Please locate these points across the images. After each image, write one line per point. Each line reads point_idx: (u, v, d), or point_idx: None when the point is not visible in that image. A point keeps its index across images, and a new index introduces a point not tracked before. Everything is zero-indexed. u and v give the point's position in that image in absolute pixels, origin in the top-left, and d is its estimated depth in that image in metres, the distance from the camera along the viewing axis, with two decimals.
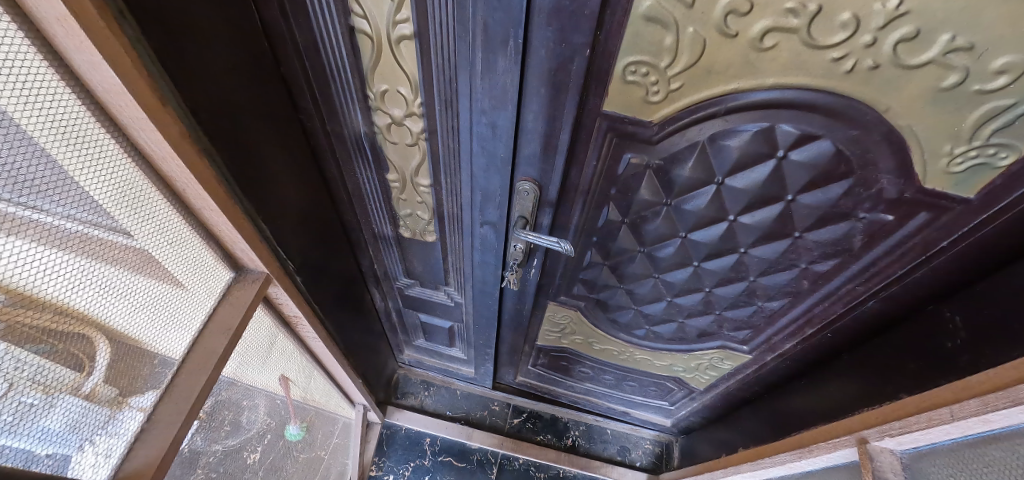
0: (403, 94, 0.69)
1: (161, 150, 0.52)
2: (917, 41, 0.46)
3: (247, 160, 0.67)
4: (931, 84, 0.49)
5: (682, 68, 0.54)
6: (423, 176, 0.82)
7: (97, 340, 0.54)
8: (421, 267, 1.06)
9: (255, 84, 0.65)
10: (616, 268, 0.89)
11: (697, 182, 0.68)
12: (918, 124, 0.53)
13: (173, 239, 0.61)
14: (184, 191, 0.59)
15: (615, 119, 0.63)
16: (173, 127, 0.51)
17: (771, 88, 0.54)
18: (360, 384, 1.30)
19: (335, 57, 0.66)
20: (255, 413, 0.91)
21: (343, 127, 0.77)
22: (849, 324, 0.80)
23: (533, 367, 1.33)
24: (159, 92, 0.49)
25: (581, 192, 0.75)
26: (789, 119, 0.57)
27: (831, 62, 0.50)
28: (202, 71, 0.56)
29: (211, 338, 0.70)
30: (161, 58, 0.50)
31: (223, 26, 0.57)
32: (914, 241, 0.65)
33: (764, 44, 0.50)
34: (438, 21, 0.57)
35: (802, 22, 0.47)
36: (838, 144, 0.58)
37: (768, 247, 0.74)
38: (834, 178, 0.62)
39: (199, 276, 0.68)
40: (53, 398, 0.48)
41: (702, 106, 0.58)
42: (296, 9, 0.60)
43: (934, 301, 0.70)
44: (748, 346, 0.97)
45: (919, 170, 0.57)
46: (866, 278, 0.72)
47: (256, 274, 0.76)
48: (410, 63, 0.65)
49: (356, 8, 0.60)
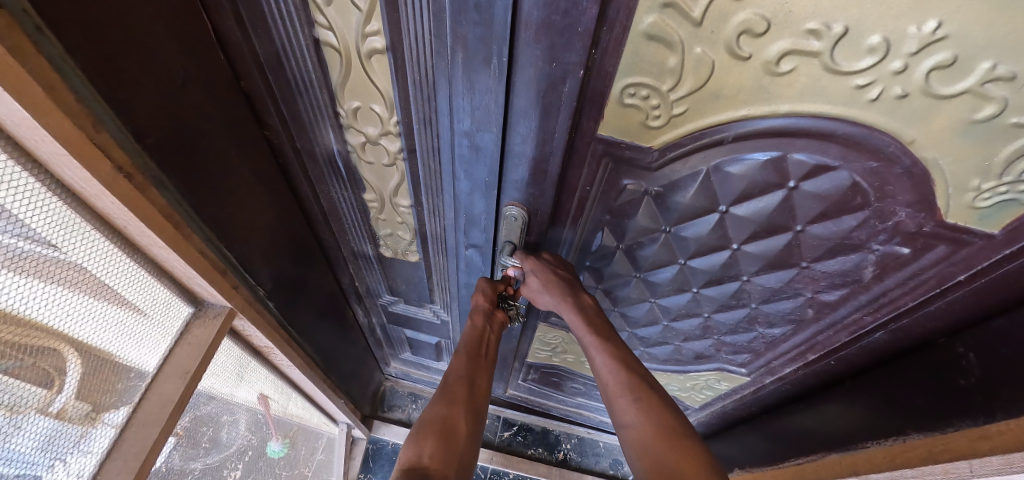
0: (377, 112, 0.63)
1: (93, 188, 0.46)
2: (952, 69, 0.41)
3: (205, 184, 0.60)
4: (963, 115, 0.44)
5: (687, 92, 0.49)
6: (402, 196, 0.76)
7: (64, 352, 0.51)
8: (405, 286, 1.00)
9: (213, 100, 0.58)
10: (610, 291, 0.84)
11: (700, 209, 0.62)
12: (945, 157, 0.48)
13: (115, 280, 0.55)
14: (126, 228, 0.52)
15: (611, 143, 0.56)
16: (105, 162, 0.44)
17: (785, 116, 0.48)
18: (343, 404, 1.25)
19: (301, 71, 0.59)
20: (235, 429, 0.87)
21: (314, 145, 0.70)
22: (854, 353, 0.76)
23: (523, 382, 1.28)
24: (91, 118, 0.42)
25: (573, 216, 0.69)
26: (803, 148, 0.51)
27: (853, 89, 0.45)
28: (145, 88, 0.49)
29: (167, 383, 0.63)
30: (93, 73, 0.43)
31: (170, 38, 0.50)
32: (928, 275, 0.60)
33: (781, 68, 0.44)
34: (413, 33, 0.50)
35: (824, 45, 0.42)
36: (856, 176, 0.52)
37: (773, 275, 0.69)
38: (848, 210, 0.56)
39: (152, 315, 0.62)
40: (18, 419, 0.47)
41: (706, 133, 0.52)
42: (254, 16, 0.53)
43: (946, 335, 0.66)
44: (746, 369, 0.93)
45: (941, 204, 0.52)
46: (874, 309, 0.68)
47: (218, 308, 0.70)
48: (383, 80, 0.58)
49: (320, 18, 0.53)
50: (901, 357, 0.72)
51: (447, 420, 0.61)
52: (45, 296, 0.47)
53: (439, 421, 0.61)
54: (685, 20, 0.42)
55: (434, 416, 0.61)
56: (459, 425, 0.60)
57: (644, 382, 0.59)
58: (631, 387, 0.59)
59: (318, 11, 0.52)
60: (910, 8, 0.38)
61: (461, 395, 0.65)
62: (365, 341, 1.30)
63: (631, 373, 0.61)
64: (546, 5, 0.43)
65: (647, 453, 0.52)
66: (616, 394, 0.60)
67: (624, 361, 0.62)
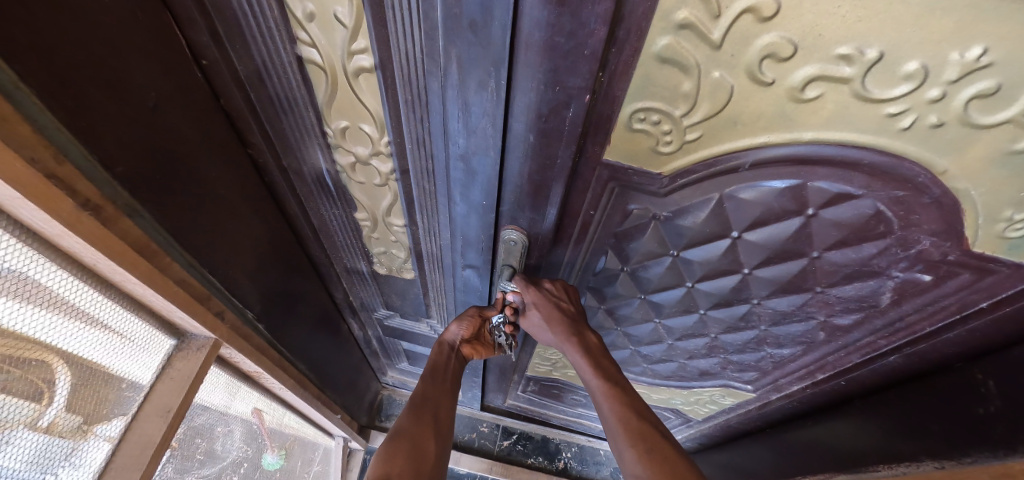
0: (367, 132, 0.59)
1: (54, 228, 0.41)
2: (995, 98, 0.37)
3: (183, 210, 0.55)
4: (1002, 145, 0.41)
5: (702, 118, 0.45)
6: (396, 216, 0.73)
7: (55, 364, 0.50)
8: (400, 301, 0.97)
9: (192, 119, 0.54)
10: (612, 311, 0.81)
11: (711, 234, 0.59)
12: (979, 188, 0.45)
13: (91, 313, 0.52)
14: (97, 265, 0.48)
15: (617, 169, 0.53)
16: (67, 201, 0.40)
17: (809, 143, 0.45)
18: (339, 417, 1.22)
19: (285, 87, 0.55)
20: (230, 440, 0.84)
21: (301, 164, 0.66)
22: (865, 375, 0.74)
23: (522, 394, 1.25)
24: (53, 149, 0.38)
25: (576, 239, 0.66)
26: (825, 176, 0.48)
27: (885, 117, 0.41)
28: (112, 113, 0.44)
29: (146, 422, 0.60)
30: (53, 102, 0.38)
31: (141, 54, 0.46)
32: (949, 302, 0.58)
33: (806, 94, 0.41)
34: (404, 52, 0.46)
35: (856, 71, 0.38)
36: (879, 205, 0.49)
37: (785, 299, 0.66)
38: (869, 238, 0.53)
39: (132, 348, 0.59)
40: (7, 434, 0.45)
41: (721, 160, 0.49)
42: (230, 30, 0.49)
43: (962, 360, 0.64)
44: (752, 386, 0.91)
45: (970, 234, 0.49)
46: (889, 333, 0.66)
47: (202, 340, 0.66)
48: (372, 99, 0.54)
49: (303, 34, 0.48)
50: (915, 381, 0.70)
51: (417, 436, 0.60)
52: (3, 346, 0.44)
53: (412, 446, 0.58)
54: (702, 43, 0.38)
55: (406, 437, 0.59)
56: (427, 443, 0.60)
57: (650, 428, 0.58)
58: (639, 434, 0.57)
59: (300, 27, 0.48)
60: (954, 33, 0.34)
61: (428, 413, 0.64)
62: (361, 352, 1.27)
63: (638, 417, 0.59)
64: (550, 26, 0.39)
65: None
66: (623, 440, 0.57)
67: (630, 405, 0.61)
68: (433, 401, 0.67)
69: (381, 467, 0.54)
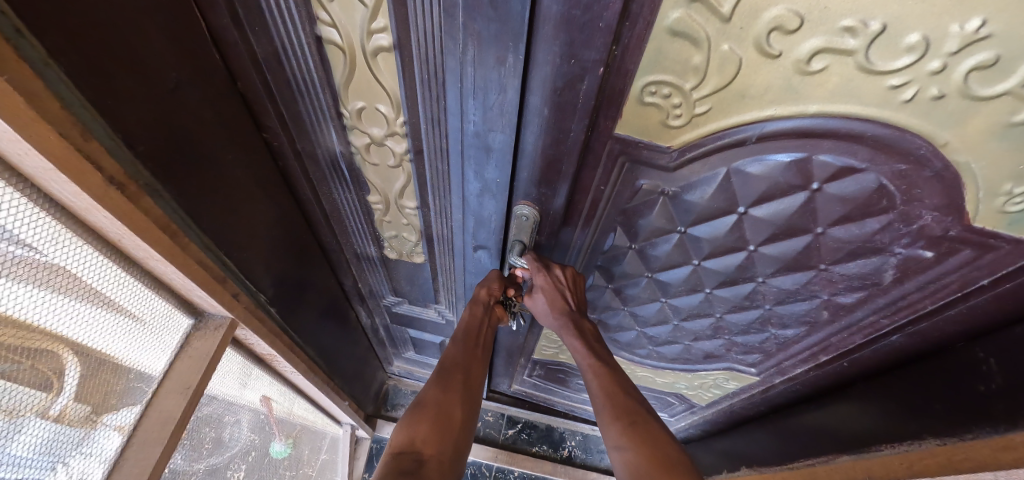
0: (383, 112, 0.60)
1: (83, 202, 0.43)
2: (994, 70, 0.39)
3: (201, 190, 0.56)
4: (1000, 117, 0.42)
5: (711, 91, 0.46)
6: (408, 198, 0.74)
7: (63, 354, 0.49)
8: (409, 287, 0.99)
9: (210, 100, 0.55)
10: (620, 291, 0.82)
11: (718, 210, 0.60)
12: (980, 161, 0.46)
13: (112, 293, 0.53)
14: (120, 241, 0.50)
15: (628, 143, 0.54)
16: (95, 176, 0.41)
17: (816, 115, 0.46)
18: (347, 404, 1.23)
19: (301, 71, 0.56)
20: (238, 429, 0.85)
21: (315, 146, 0.68)
22: (868, 356, 0.76)
23: (528, 378, 1.27)
24: (80, 127, 0.39)
25: (586, 216, 0.67)
26: (829, 149, 0.49)
27: (888, 90, 0.43)
28: (133, 91, 0.45)
29: (167, 400, 0.62)
30: (78, 77, 0.39)
31: (163, 36, 0.47)
32: (950, 280, 0.59)
33: (812, 66, 0.42)
34: (422, 31, 0.47)
35: (859, 43, 0.40)
36: (883, 179, 0.51)
37: (790, 277, 0.67)
38: (872, 213, 0.55)
39: (151, 329, 0.60)
40: (18, 422, 0.45)
41: (728, 134, 0.50)
42: (250, 13, 0.50)
43: (965, 340, 0.65)
44: (756, 368, 0.93)
45: (970, 209, 0.51)
46: (892, 312, 0.67)
47: (221, 319, 0.68)
48: (390, 79, 0.55)
49: (324, 14, 0.50)
50: (917, 360, 0.71)
51: (442, 404, 0.60)
52: (34, 313, 0.45)
53: (436, 416, 0.59)
54: (712, 14, 0.40)
55: (429, 402, 0.60)
56: (453, 407, 0.60)
57: (640, 409, 0.59)
58: (626, 413, 0.58)
59: (321, 7, 0.49)
60: (955, 5, 0.36)
61: (455, 379, 0.65)
62: (368, 341, 1.28)
63: (629, 399, 0.61)
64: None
65: None
66: (610, 417, 0.59)
67: (622, 386, 0.62)
68: (463, 368, 0.67)
69: (403, 434, 0.57)
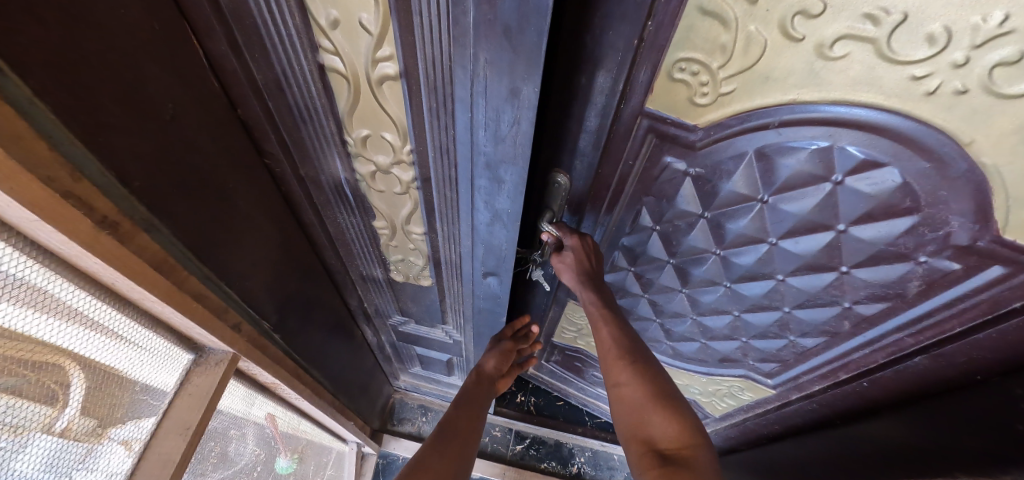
0: (389, 140, 0.60)
1: (71, 249, 0.40)
2: (1018, 66, 0.40)
3: (202, 220, 0.54)
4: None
5: (736, 71, 0.48)
6: (415, 224, 0.74)
7: (68, 368, 0.48)
8: (416, 308, 0.97)
9: (213, 130, 0.54)
10: (642, 274, 0.84)
11: (742, 196, 0.62)
12: (1009, 165, 0.47)
13: (110, 330, 0.51)
14: (115, 285, 0.47)
15: (658, 119, 0.56)
16: (84, 220, 0.39)
17: (838, 101, 0.48)
18: (353, 423, 1.21)
19: (305, 98, 0.55)
20: (244, 443, 0.83)
21: (319, 173, 0.67)
22: (890, 377, 0.74)
23: (546, 363, 1.27)
24: (70, 168, 0.37)
25: (614, 192, 0.70)
26: (850, 137, 0.51)
27: (909, 80, 0.44)
28: (127, 125, 0.42)
29: (166, 440, 0.59)
30: (70, 118, 0.37)
31: (163, 67, 0.45)
32: (978, 299, 0.58)
33: (834, 52, 0.44)
34: (431, 58, 0.45)
35: (881, 31, 0.41)
36: (907, 177, 0.51)
37: (812, 276, 0.68)
38: (897, 214, 0.55)
39: (149, 363, 0.58)
40: (23, 439, 0.44)
41: (753, 115, 0.52)
42: (250, 40, 0.48)
43: (999, 375, 0.62)
44: (773, 379, 0.92)
45: (999, 218, 0.50)
46: (915, 330, 0.66)
47: (221, 354, 0.66)
48: (394, 106, 0.54)
49: (326, 42, 0.48)
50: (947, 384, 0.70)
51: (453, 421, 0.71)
52: (29, 345, 0.43)
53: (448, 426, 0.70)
54: None
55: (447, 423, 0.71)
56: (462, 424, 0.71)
57: (640, 352, 0.70)
58: (627, 356, 0.70)
59: (323, 34, 0.47)
60: None
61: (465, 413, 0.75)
62: (375, 357, 1.28)
63: (631, 343, 0.71)
64: None
65: (635, 413, 0.65)
66: (614, 360, 0.71)
67: (625, 335, 0.72)
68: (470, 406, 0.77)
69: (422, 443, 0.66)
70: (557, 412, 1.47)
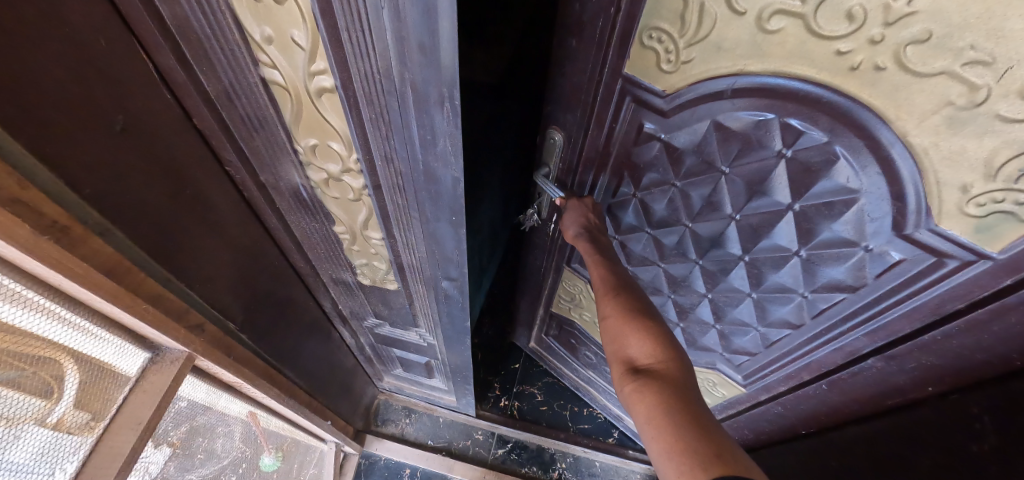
0: (336, 150, 0.58)
1: (12, 253, 0.38)
2: (930, 45, 0.41)
3: (157, 226, 0.54)
4: (941, 99, 0.43)
5: (693, 39, 0.51)
6: (373, 230, 0.73)
7: (64, 362, 0.49)
8: (388, 310, 0.99)
9: (170, 137, 0.54)
10: (625, 245, 0.87)
11: (703, 166, 0.63)
12: (937, 150, 0.46)
13: (50, 327, 0.47)
14: (63, 285, 0.45)
15: (634, 83, 0.60)
16: (22, 225, 0.38)
17: (777, 73, 0.49)
18: (330, 424, 1.21)
19: (255, 106, 0.55)
20: (231, 440, 0.86)
21: (278, 179, 0.66)
22: (854, 384, 0.74)
23: (546, 338, 1.41)
24: (17, 176, 0.38)
25: (600, 157, 0.74)
26: (794, 113, 0.51)
27: (836, 55, 0.45)
28: (75, 134, 0.43)
29: (116, 435, 0.55)
30: (16, 133, 0.38)
31: (111, 80, 0.45)
32: (925, 298, 0.57)
33: (771, 26, 0.46)
34: (362, 72, 0.44)
35: (807, 7, 0.43)
36: (846, 151, 0.51)
37: (771, 258, 0.68)
38: (840, 193, 0.54)
39: (104, 363, 0.54)
40: (18, 429, 0.45)
41: (708, 83, 0.54)
42: (196, 53, 0.49)
43: (956, 391, 0.62)
44: (742, 375, 0.94)
45: (934, 206, 0.49)
46: (869, 332, 0.66)
47: (176, 352, 0.60)
48: (336, 118, 0.53)
49: (263, 57, 0.48)
50: (913, 393, 0.67)
51: None
52: None
53: None
54: None
55: None
56: None
57: (625, 286, 0.67)
58: (614, 289, 0.67)
59: (260, 50, 0.48)
60: None
61: None
62: (355, 358, 1.29)
63: (618, 279, 0.69)
64: None
65: (618, 336, 0.62)
66: (602, 295, 0.68)
67: (614, 271, 0.70)
68: None
69: None
70: (540, 417, 1.50)
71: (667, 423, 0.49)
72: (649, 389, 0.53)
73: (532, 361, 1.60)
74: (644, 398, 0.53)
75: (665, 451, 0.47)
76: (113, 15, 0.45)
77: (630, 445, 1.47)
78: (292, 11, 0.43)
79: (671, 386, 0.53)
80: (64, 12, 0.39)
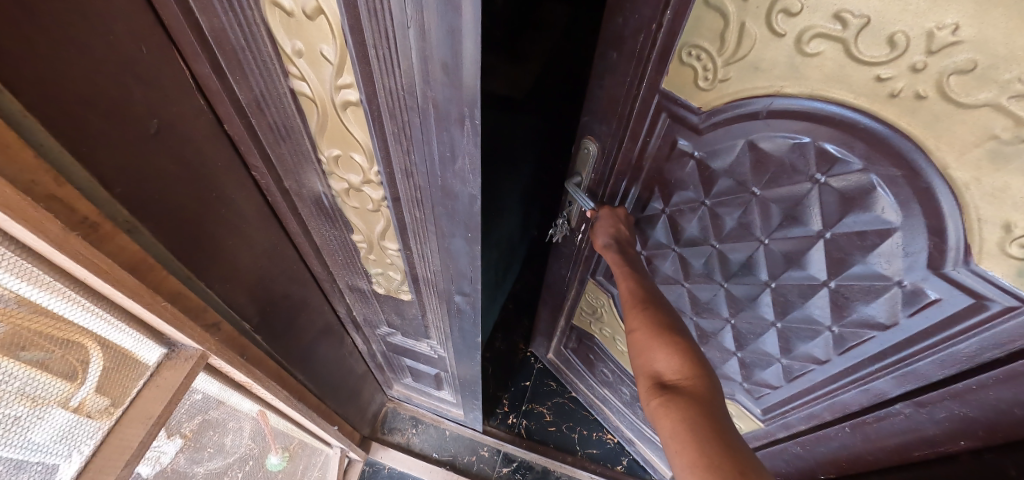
0: (358, 161, 0.60)
1: (44, 246, 0.40)
2: (974, 76, 0.39)
3: (183, 223, 0.56)
4: (985, 132, 0.41)
5: (729, 58, 0.50)
6: (389, 240, 0.74)
7: (90, 348, 0.51)
8: (400, 320, 0.99)
9: (199, 141, 0.56)
10: (652, 261, 0.84)
11: (735, 187, 0.62)
12: (979, 187, 0.44)
13: (79, 317, 0.49)
14: (88, 279, 0.46)
15: (670, 99, 0.59)
16: (54, 222, 0.39)
17: (814, 95, 0.48)
18: (336, 428, 1.21)
19: (283, 115, 0.57)
20: (240, 437, 0.86)
21: (301, 186, 0.68)
22: (882, 429, 0.69)
23: (565, 350, 1.39)
24: (54, 172, 0.40)
25: (633, 169, 0.73)
26: (828, 138, 0.49)
27: (874, 82, 0.44)
28: (111, 137, 0.45)
29: (127, 427, 0.55)
30: (60, 134, 0.41)
31: (146, 85, 0.47)
32: (964, 343, 0.54)
33: (809, 48, 0.45)
34: (386, 86, 0.45)
35: (848, 32, 0.42)
36: (880, 181, 0.49)
37: (799, 287, 0.65)
38: (873, 225, 0.52)
39: (123, 355, 0.55)
40: (41, 411, 0.47)
41: (743, 103, 0.53)
42: (230, 61, 0.51)
43: (1001, 448, 0.57)
44: (760, 408, 0.90)
45: (975, 243, 0.47)
46: (900, 374, 0.62)
47: (191, 349, 0.61)
48: (359, 130, 0.54)
49: (293, 69, 0.50)
50: (947, 444, 0.63)
51: None
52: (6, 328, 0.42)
53: None
54: None
55: None
56: None
57: (654, 299, 0.65)
58: (641, 302, 0.65)
59: (290, 62, 0.49)
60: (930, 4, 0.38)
61: None
62: (366, 364, 1.30)
63: (646, 292, 0.67)
64: None
65: (644, 349, 0.59)
66: (629, 307, 0.66)
67: (642, 284, 0.68)
68: None
69: None
70: (548, 438, 1.46)
71: (694, 441, 0.47)
72: (676, 405, 0.51)
73: (543, 379, 1.57)
74: (670, 415, 0.50)
75: (690, 468, 0.45)
76: (158, 26, 0.47)
77: (640, 474, 1.42)
78: (323, 27, 0.44)
79: (699, 404, 0.50)
80: (110, 21, 0.42)
